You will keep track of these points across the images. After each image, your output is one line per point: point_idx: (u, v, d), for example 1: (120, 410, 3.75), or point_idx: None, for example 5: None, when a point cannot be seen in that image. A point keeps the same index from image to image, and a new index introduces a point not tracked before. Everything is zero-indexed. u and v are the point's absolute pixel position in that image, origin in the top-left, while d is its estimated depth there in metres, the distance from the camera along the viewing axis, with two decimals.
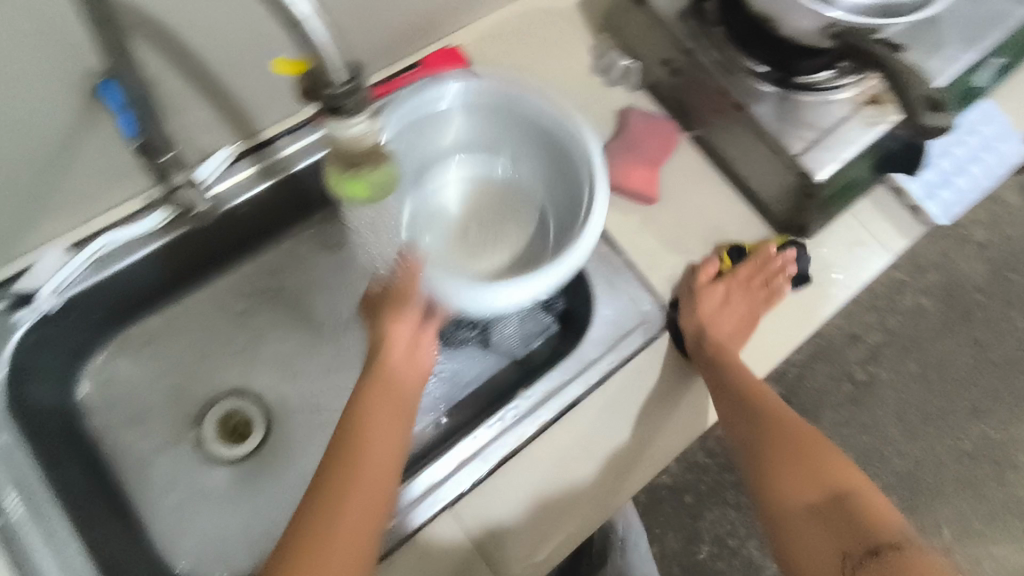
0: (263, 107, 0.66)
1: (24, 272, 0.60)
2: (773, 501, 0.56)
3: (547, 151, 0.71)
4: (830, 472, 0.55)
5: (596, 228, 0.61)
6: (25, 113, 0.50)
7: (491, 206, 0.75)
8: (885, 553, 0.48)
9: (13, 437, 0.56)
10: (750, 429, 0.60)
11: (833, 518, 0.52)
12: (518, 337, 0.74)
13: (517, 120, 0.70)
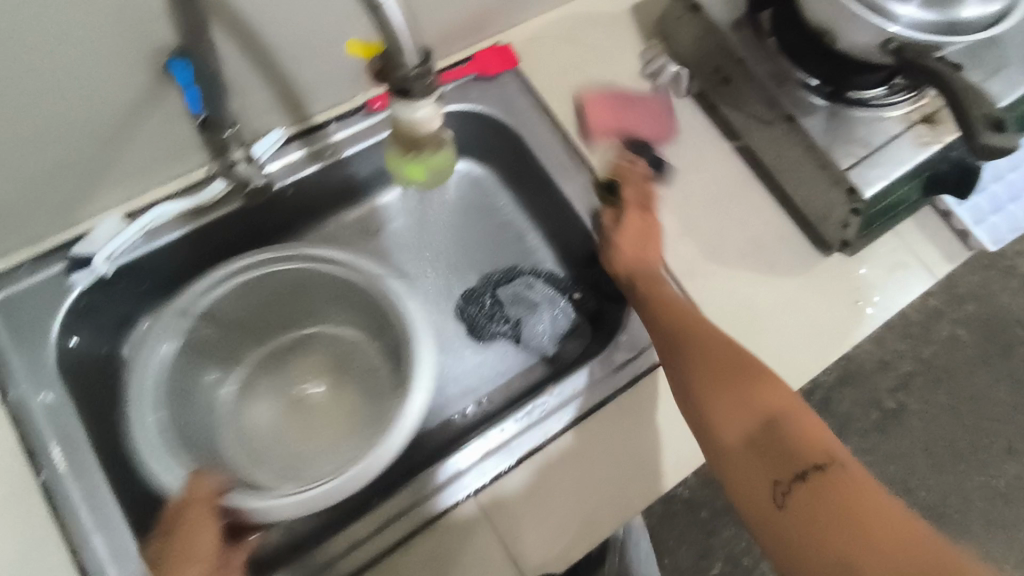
0: (317, 92, 0.68)
1: (82, 237, 0.63)
2: (706, 432, 0.51)
3: (375, 315, 0.70)
4: (762, 394, 0.50)
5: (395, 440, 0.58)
6: (97, 82, 0.52)
7: (334, 370, 0.75)
8: (812, 478, 0.44)
9: (61, 393, 0.58)
10: (681, 357, 0.55)
11: (765, 446, 0.47)
12: (549, 334, 0.74)
13: (328, 283, 0.70)
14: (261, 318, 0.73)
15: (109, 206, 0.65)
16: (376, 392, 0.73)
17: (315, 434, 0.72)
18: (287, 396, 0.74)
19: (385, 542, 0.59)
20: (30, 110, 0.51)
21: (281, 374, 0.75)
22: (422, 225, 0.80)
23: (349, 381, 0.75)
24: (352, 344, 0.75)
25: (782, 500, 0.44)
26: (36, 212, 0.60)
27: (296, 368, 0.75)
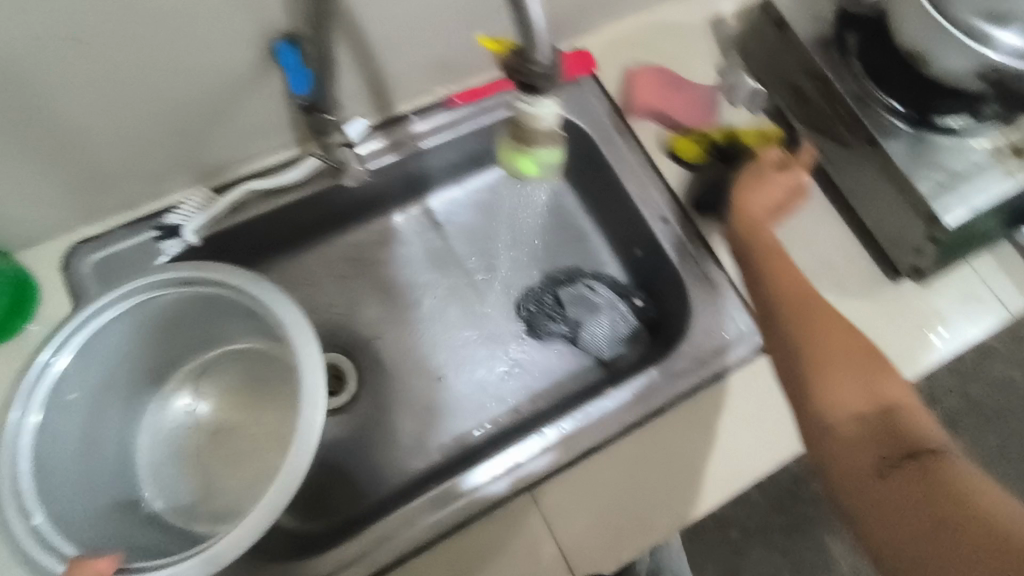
0: (402, 84, 0.70)
1: (173, 208, 0.66)
2: (808, 403, 0.49)
3: (264, 326, 0.64)
4: (882, 382, 0.48)
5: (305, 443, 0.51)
6: (209, 60, 0.55)
7: (237, 392, 0.70)
8: (925, 458, 0.42)
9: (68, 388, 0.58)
10: (785, 325, 0.53)
11: (880, 428, 0.45)
12: (605, 339, 0.75)
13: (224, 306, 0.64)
14: (144, 357, 0.65)
15: (198, 180, 0.68)
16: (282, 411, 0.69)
17: (236, 470, 0.67)
18: (196, 434, 0.68)
19: (437, 526, 0.60)
20: (145, 81, 0.54)
21: (179, 409, 0.69)
22: (491, 222, 0.81)
23: (256, 401, 0.70)
24: (257, 357, 0.70)
25: (887, 472, 0.42)
26: (135, 179, 0.64)
27: (197, 398, 0.70)
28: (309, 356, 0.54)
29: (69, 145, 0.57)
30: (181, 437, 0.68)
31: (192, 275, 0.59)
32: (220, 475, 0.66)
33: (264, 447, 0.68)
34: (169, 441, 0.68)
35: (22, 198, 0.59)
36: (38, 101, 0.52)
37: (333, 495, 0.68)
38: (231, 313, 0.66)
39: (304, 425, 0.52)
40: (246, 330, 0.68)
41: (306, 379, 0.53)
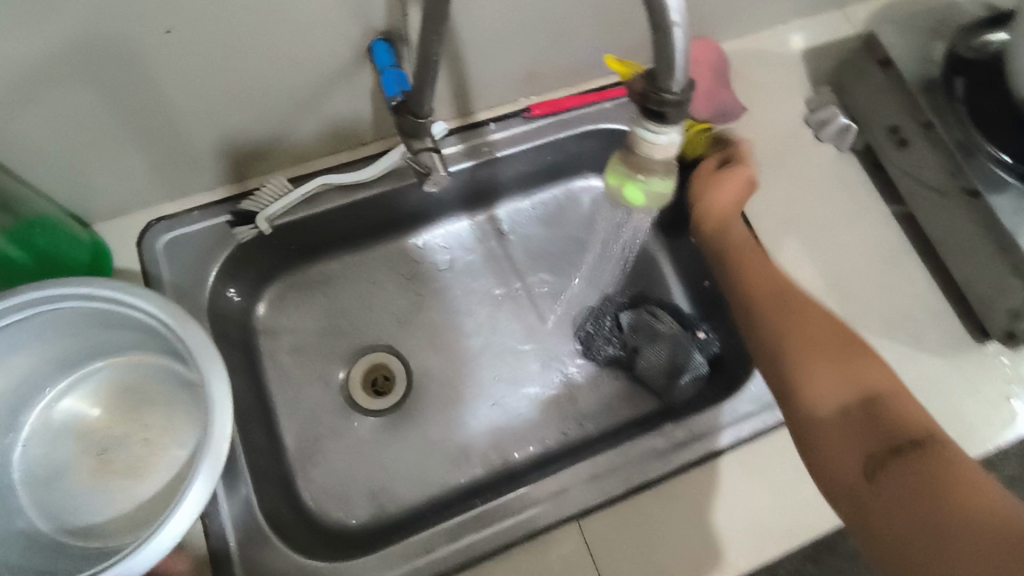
0: (485, 90, 0.69)
1: (252, 194, 0.67)
2: (793, 403, 0.51)
3: (163, 340, 0.55)
4: (860, 370, 0.50)
5: (214, 455, 0.48)
6: (305, 51, 0.55)
7: (133, 400, 0.59)
8: (911, 454, 0.43)
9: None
10: (771, 320, 0.55)
11: (863, 417, 0.47)
12: (665, 368, 0.72)
13: (121, 316, 0.54)
14: (18, 361, 0.53)
15: (276, 168, 0.68)
16: (181, 427, 0.58)
17: (128, 489, 0.56)
18: (77, 448, 0.57)
19: (479, 543, 0.59)
20: (242, 69, 0.55)
21: (61, 412, 0.57)
22: (557, 237, 0.80)
23: (152, 413, 0.58)
24: (156, 369, 0.59)
25: (875, 470, 0.44)
26: (216, 162, 0.64)
27: (78, 404, 0.58)
28: (212, 368, 0.50)
29: (161, 124, 0.57)
30: (61, 452, 0.56)
31: (94, 286, 0.50)
32: (107, 496, 0.55)
33: (157, 469, 0.56)
34: (40, 455, 0.56)
35: (106, 169, 0.60)
36: (140, 79, 0.52)
37: (374, 497, 0.68)
38: (127, 325, 0.55)
39: (213, 442, 0.48)
40: (143, 341, 0.57)
41: (212, 386, 0.49)
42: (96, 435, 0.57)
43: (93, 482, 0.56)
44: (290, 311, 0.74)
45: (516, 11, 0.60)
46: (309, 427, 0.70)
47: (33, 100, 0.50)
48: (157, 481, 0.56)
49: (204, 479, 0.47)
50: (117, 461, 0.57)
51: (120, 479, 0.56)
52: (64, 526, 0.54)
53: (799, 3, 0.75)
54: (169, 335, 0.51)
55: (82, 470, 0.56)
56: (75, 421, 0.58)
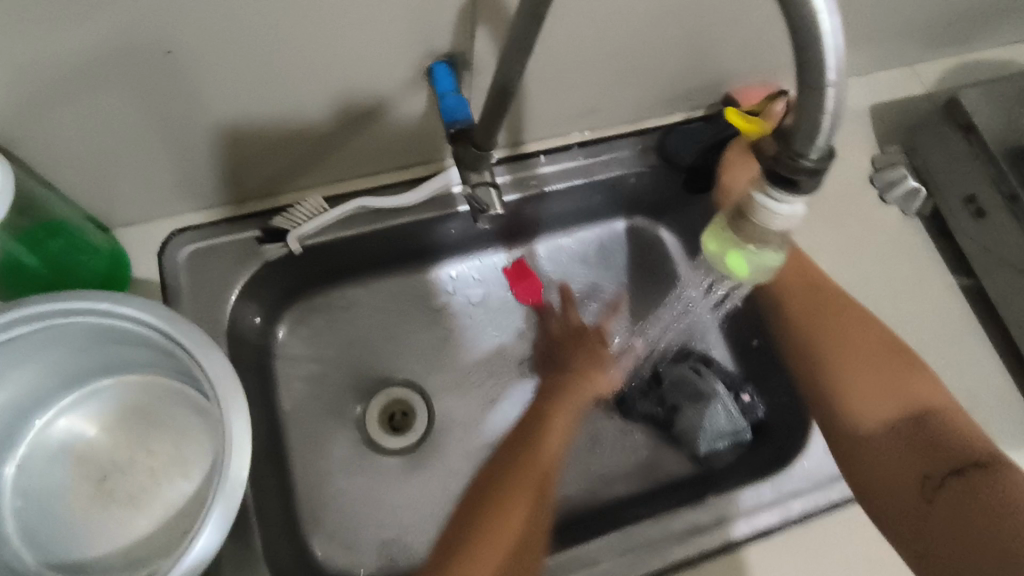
0: (540, 122, 0.66)
1: (285, 210, 0.63)
2: (843, 415, 0.59)
3: (181, 363, 0.50)
4: (907, 385, 0.58)
5: (228, 502, 0.43)
6: (362, 70, 0.52)
7: (138, 422, 0.54)
8: (973, 475, 0.52)
9: None
10: (821, 336, 0.62)
11: (913, 437, 0.55)
12: (703, 433, 0.68)
13: (137, 337, 0.49)
14: (21, 375, 0.49)
15: (314, 184, 0.65)
16: (191, 456, 0.53)
17: (127, 522, 0.50)
18: (73, 471, 0.51)
19: None
20: (296, 82, 0.51)
21: (59, 429, 0.52)
22: (597, 281, 0.76)
23: (158, 438, 0.53)
24: (170, 393, 0.54)
25: (933, 494, 0.52)
26: (254, 174, 0.60)
27: (78, 422, 0.53)
28: (232, 404, 0.45)
29: (203, 133, 0.54)
30: (55, 474, 0.51)
31: (115, 303, 0.46)
32: (101, 529, 0.50)
33: (158, 503, 0.51)
34: (32, 476, 0.51)
35: (134, 175, 0.56)
36: (184, 88, 0.49)
37: (384, 546, 0.63)
38: (142, 346, 0.50)
39: (228, 485, 0.43)
40: (158, 361, 0.52)
41: (232, 425, 0.45)
42: (92, 457, 0.52)
43: (86, 510, 0.50)
44: (311, 335, 0.69)
45: (584, 43, 0.57)
46: (321, 463, 0.65)
47: (69, 98, 0.46)
48: (160, 516, 0.51)
49: (211, 531, 0.42)
50: (115, 488, 0.51)
51: (118, 509, 0.51)
52: (53, 559, 0.48)
53: (869, 56, 0.71)
54: (190, 362, 0.47)
55: (75, 496, 0.51)
56: (73, 443, 0.52)
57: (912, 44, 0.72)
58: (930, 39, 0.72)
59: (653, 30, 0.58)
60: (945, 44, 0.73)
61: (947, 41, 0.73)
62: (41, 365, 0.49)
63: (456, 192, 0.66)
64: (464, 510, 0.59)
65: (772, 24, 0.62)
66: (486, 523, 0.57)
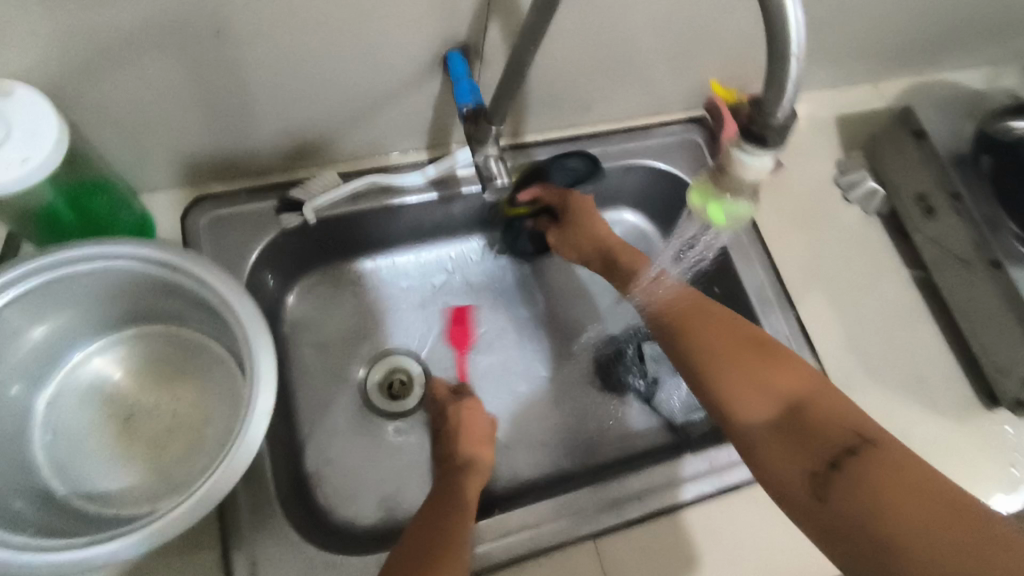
0: (539, 116, 0.72)
1: (300, 184, 0.68)
2: (733, 423, 0.53)
3: (210, 316, 0.55)
4: (774, 374, 0.53)
5: (256, 429, 0.47)
6: (385, 54, 0.57)
7: (165, 371, 0.58)
8: (848, 464, 0.47)
9: (12, 332, 0.49)
10: (694, 331, 0.58)
11: (795, 433, 0.50)
12: (680, 405, 0.75)
13: (174, 291, 0.54)
14: (68, 316, 0.53)
15: (329, 162, 0.70)
16: (215, 406, 0.57)
17: (150, 459, 0.55)
18: (104, 409, 0.56)
19: (496, 553, 0.60)
20: (325, 63, 0.57)
21: (94, 370, 0.57)
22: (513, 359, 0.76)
23: (184, 387, 0.58)
24: (197, 349, 0.58)
25: (824, 493, 0.47)
26: (274, 148, 0.65)
27: (112, 365, 0.57)
28: (258, 343, 0.50)
29: (233, 106, 0.58)
30: (87, 408, 0.56)
31: (159, 255, 0.50)
32: (124, 462, 0.54)
33: (180, 445, 0.55)
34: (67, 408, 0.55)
35: (166, 143, 0.60)
36: (223, 63, 0.53)
37: (383, 502, 0.67)
38: (178, 301, 0.55)
39: (254, 413, 0.48)
40: (190, 317, 0.57)
41: (258, 362, 0.49)
42: (123, 398, 0.56)
43: (112, 445, 0.54)
44: (319, 305, 0.74)
45: (584, 42, 0.63)
46: (325, 423, 0.69)
47: (119, 65, 0.51)
48: (182, 455, 0.55)
49: (241, 455, 0.46)
50: (142, 428, 0.55)
51: (141, 446, 0.55)
52: (80, 488, 0.52)
53: (837, 72, 0.80)
54: (222, 308, 0.51)
55: (103, 432, 0.55)
56: (106, 383, 0.57)
57: (874, 63, 0.80)
58: (890, 59, 0.80)
59: (645, 34, 0.65)
60: (903, 66, 0.82)
61: (904, 62, 0.82)
62: (77, 308, 0.53)
63: (461, 172, 0.71)
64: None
65: (748, 35, 0.69)
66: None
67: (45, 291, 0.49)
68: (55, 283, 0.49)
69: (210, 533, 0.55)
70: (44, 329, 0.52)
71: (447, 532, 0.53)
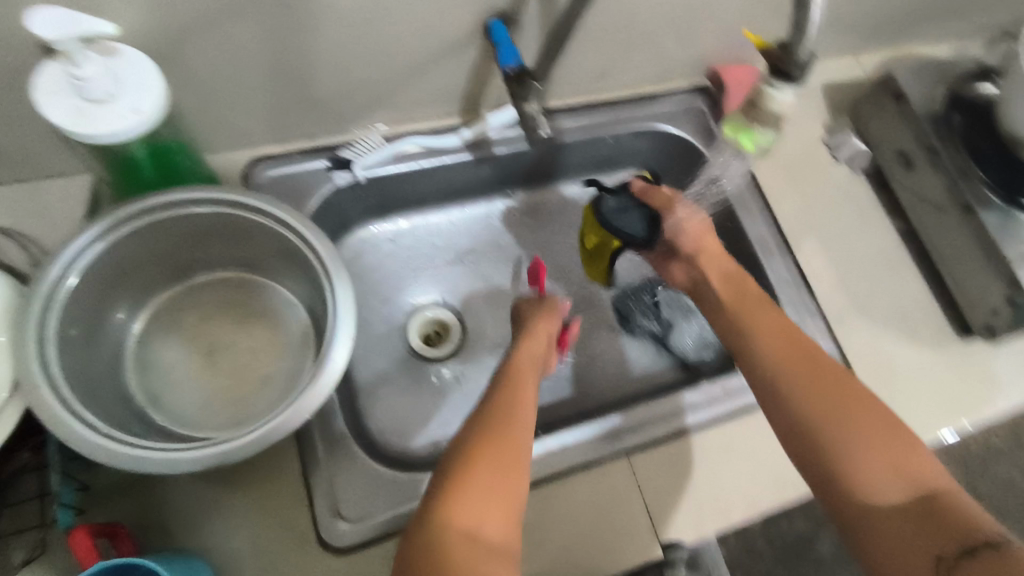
0: (562, 84, 0.80)
1: (348, 146, 0.74)
2: (849, 497, 0.48)
3: (287, 259, 0.61)
4: (899, 452, 0.49)
5: (342, 351, 0.53)
6: (435, 24, 0.64)
7: (241, 312, 0.65)
8: (986, 556, 0.42)
9: (114, 268, 0.55)
10: (800, 390, 0.54)
11: (922, 517, 0.46)
12: (693, 344, 0.82)
13: (255, 236, 0.60)
14: (160, 258, 0.59)
15: (372, 126, 0.76)
16: (289, 344, 0.64)
17: (232, 387, 0.61)
18: (188, 343, 0.62)
19: (541, 471, 0.67)
20: (381, 32, 0.63)
21: (179, 310, 0.63)
22: None
23: (259, 327, 0.64)
24: (269, 294, 0.65)
25: None
26: (326, 112, 0.71)
27: (193, 306, 0.64)
28: (338, 277, 0.56)
29: (295, 71, 0.64)
30: (173, 342, 0.62)
31: (246, 201, 0.56)
32: (209, 388, 0.60)
33: (258, 376, 0.62)
34: (154, 341, 0.61)
35: (231, 107, 0.66)
36: (294, 30, 0.59)
37: (432, 436, 0.73)
38: (257, 246, 0.61)
39: (338, 337, 0.54)
40: (265, 263, 0.63)
41: (339, 292, 0.55)
42: (206, 334, 0.63)
43: (198, 375, 0.61)
44: (361, 262, 0.80)
45: (607, 14, 0.71)
46: (373, 366, 0.76)
47: (204, 31, 0.56)
48: (261, 386, 0.61)
49: (329, 373, 0.52)
50: (225, 361, 0.62)
51: (224, 376, 0.61)
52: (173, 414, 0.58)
53: (824, 44, 0.88)
54: (303, 248, 0.57)
55: (190, 363, 0.61)
56: (190, 322, 0.63)
57: (857, 36, 0.89)
58: (871, 33, 0.89)
59: (660, 7, 0.72)
60: (882, 39, 0.91)
61: (883, 36, 0.91)
62: (166, 251, 0.59)
63: (494, 136, 0.77)
64: (440, 473, 0.48)
65: (748, 8, 0.77)
66: (480, 481, 0.46)
67: (144, 234, 0.55)
68: (155, 226, 0.56)
69: (288, 457, 0.61)
70: (139, 270, 0.58)
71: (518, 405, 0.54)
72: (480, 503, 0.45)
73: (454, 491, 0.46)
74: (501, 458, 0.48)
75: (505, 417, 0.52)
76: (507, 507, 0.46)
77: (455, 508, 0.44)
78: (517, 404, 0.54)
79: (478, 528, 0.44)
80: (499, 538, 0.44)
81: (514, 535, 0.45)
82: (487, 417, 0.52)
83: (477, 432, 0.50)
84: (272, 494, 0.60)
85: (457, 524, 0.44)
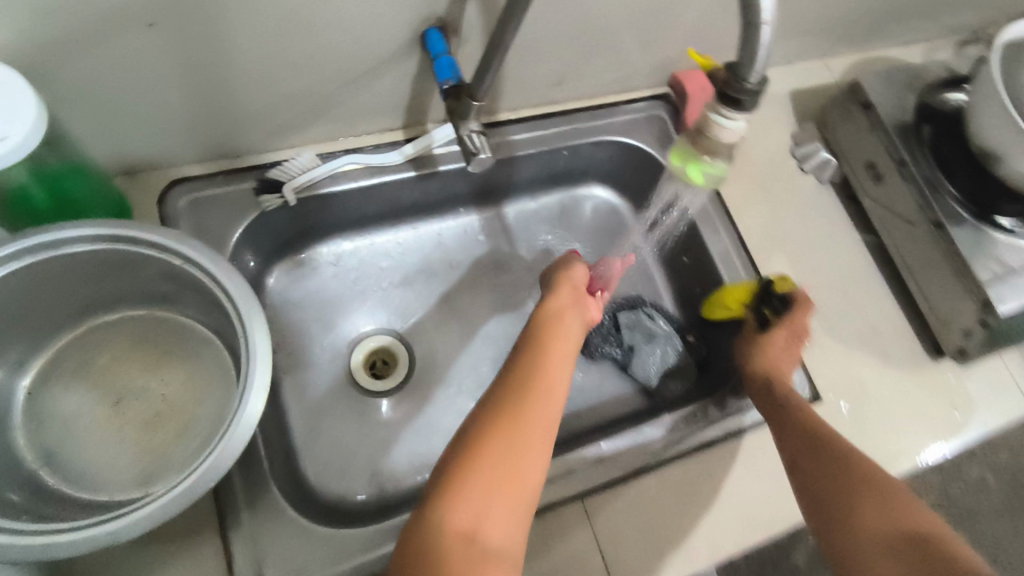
0: (512, 94, 0.74)
1: (277, 165, 0.67)
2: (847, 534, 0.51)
3: (201, 297, 0.55)
4: (896, 504, 0.51)
5: (252, 407, 0.47)
6: (364, 34, 0.58)
7: (151, 352, 0.59)
8: None
9: None
10: (807, 445, 0.57)
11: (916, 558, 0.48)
12: (656, 370, 0.77)
13: (162, 272, 0.54)
14: (50, 299, 0.53)
15: (305, 142, 0.70)
16: (208, 388, 0.57)
17: (141, 440, 0.55)
18: (89, 392, 0.56)
19: None
20: (303, 44, 0.57)
21: (82, 354, 0.57)
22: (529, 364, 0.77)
23: (174, 370, 0.58)
24: (187, 333, 0.59)
25: None
26: (252, 128, 0.65)
27: (96, 349, 0.57)
28: (253, 320, 0.50)
29: (210, 87, 0.58)
30: (73, 392, 0.55)
31: (145, 237, 0.50)
32: (112, 444, 0.54)
33: (170, 427, 0.55)
34: (52, 392, 0.55)
35: (138, 125, 0.59)
36: (201, 43, 0.53)
37: (375, 477, 0.68)
38: (166, 281, 0.55)
39: (248, 390, 0.48)
40: (180, 300, 0.57)
41: (253, 338, 0.49)
42: (111, 381, 0.57)
43: (100, 428, 0.55)
44: (297, 286, 0.74)
45: (558, 19, 0.65)
46: (312, 401, 0.70)
47: (93, 47, 0.50)
48: (173, 437, 0.55)
49: (238, 432, 0.46)
50: (133, 410, 0.56)
51: (131, 428, 0.55)
52: (67, 476, 0.52)
53: (790, 48, 0.84)
54: (215, 286, 0.51)
55: (90, 415, 0.55)
56: (94, 368, 0.57)
57: (824, 39, 0.85)
58: (838, 36, 0.85)
59: (613, 12, 0.67)
60: (849, 42, 0.88)
61: (851, 38, 0.87)
62: (58, 291, 0.53)
63: (439, 150, 0.72)
64: (447, 457, 0.43)
65: (708, 13, 0.73)
66: (487, 475, 0.41)
67: (25, 275, 0.49)
68: (38, 267, 0.49)
69: (203, 514, 0.55)
70: (23, 316, 0.52)
71: (545, 382, 0.47)
72: (483, 501, 0.40)
73: (454, 483, 0.41)
74: (516, 443, 0.43)
75: (524, 396, 0.46)
76: (518, 499, 0.41)
77: (452, 505, 0.40)
78: (542, 371, 0.48)
79: (477, 528, 0.39)
80: (502, 542, 0.39)
81: (518, 538, 0.41)
82: (506, 391, 0.46)
83: (491, 414, 0.45)
84: (187, 558, 0.54)
85: (455, 525, 0.39)
